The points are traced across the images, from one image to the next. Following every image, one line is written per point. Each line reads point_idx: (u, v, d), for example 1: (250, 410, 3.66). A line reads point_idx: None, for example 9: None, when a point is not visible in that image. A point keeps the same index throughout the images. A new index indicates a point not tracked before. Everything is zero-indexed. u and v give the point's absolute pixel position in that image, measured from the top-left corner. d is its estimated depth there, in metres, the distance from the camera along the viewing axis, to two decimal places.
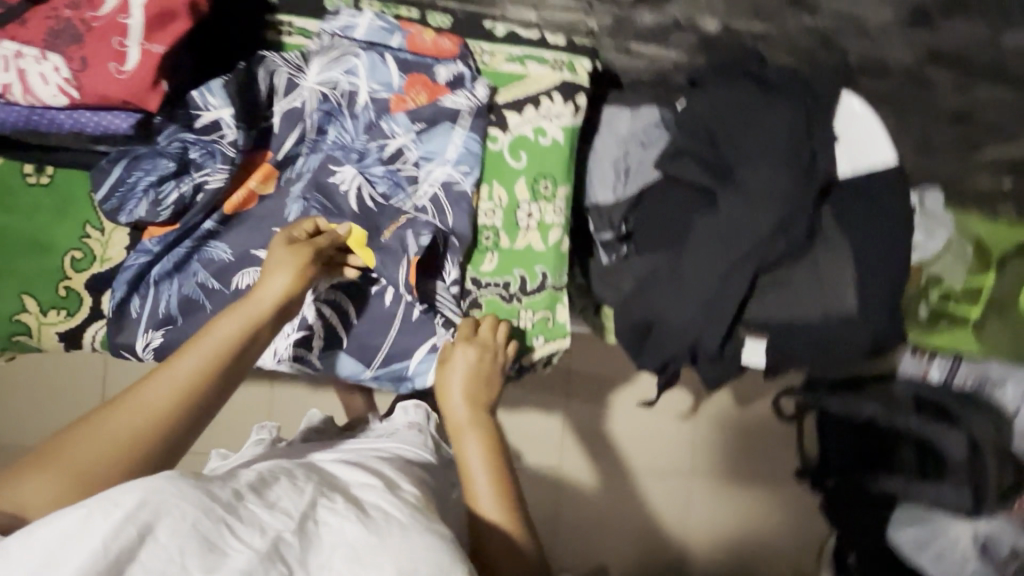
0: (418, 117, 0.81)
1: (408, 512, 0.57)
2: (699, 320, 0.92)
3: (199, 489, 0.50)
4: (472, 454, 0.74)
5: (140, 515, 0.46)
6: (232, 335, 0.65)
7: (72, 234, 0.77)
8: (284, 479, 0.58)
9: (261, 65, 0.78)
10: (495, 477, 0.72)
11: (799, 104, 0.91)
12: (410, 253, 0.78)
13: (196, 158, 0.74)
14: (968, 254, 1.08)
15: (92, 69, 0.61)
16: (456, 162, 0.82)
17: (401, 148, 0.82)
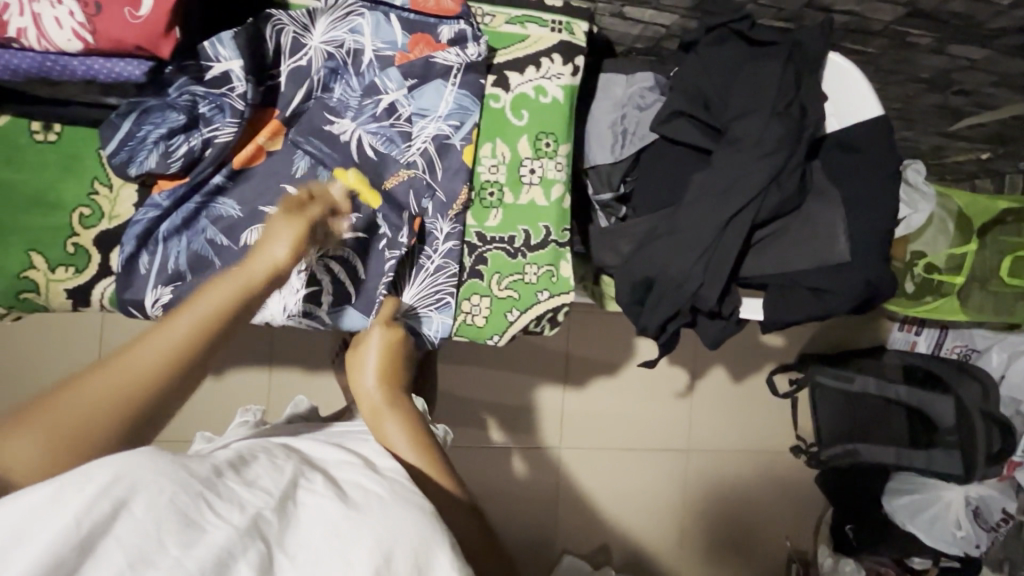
0: (409, 74, 0.83)
1: (389, 489, 0.58)
2: (700, 275, 0.94)
3: (177, 466, 0.47)
4: (392, 432, 0.79)
5: (115, 492, 0.42)
6: (222, 301, 0.61)
7: (81, 191, 0.77)
8: (262, 459, 0.56)
9: (268, 22, 0.78)
10: (420, 445, 0.78)
11: (789, 62, 0.94)
12: (412, 208, 0.84)
13: (206, 113, 0.75)
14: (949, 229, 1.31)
15: (107, 13, 0.61)
16: (448, 117, 0.84)
17: (394, 104, 0.83)
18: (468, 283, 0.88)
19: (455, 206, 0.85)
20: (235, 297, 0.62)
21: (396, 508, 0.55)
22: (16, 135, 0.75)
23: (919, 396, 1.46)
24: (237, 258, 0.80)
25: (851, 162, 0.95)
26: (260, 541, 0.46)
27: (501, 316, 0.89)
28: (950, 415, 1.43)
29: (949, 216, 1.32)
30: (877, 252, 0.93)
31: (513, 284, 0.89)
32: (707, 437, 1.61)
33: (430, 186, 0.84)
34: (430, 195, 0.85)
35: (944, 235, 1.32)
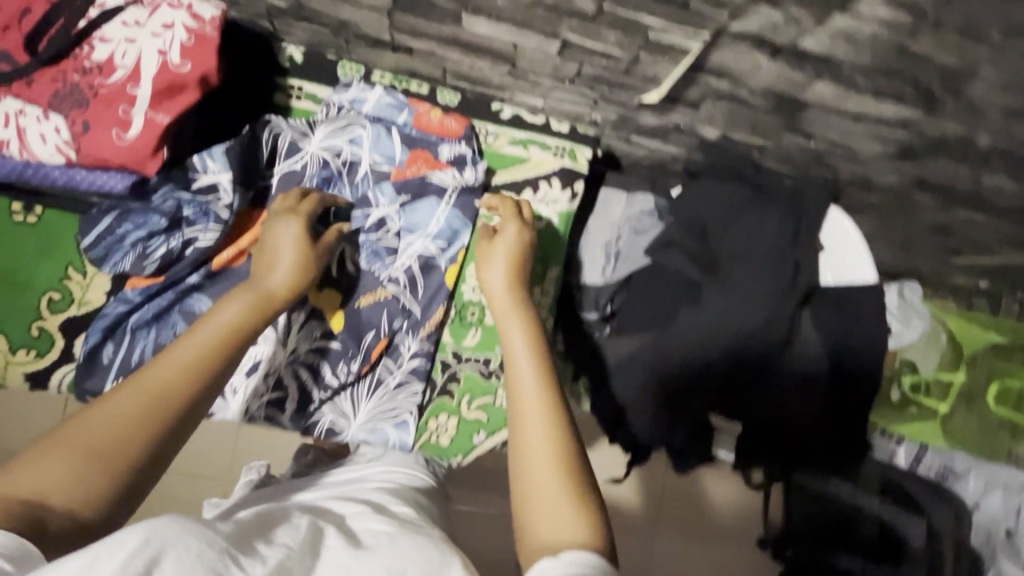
0: (403, 190, 0.82)
1: (400, 524, 0.53)
2: (671, 409, 0.97)
3: (198, 524, 0.41)
4: (516, 343, 0.62)
5: (146, 550, 0.37)
6: (239, 317, 0.56)
7: (54, 275, 0.76)
8: (277, 521, 0.50)
9: (266, 127, 0.79)
10: (543, 375, 0.59)
11: (788, 215, 0.94)
12: (378, 329, 0.82)
13: (188, 216, 0.74)
14: (941, 342, 1.18)
15: (94, 133, 0.61)
16: (435, 237, 0.83)
17: (384, 217, 0.82)
18: (438, 401, 0.85)
19: (429, 325, 0.84)
20: (251, 313, 0.57)
21: (408, 536, 0.51)
22: None
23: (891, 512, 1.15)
24: None
25: (839, 319, 0.94)
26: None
27: (467, 438, 0.85)
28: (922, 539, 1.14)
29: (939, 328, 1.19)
30: (842, 409, 0.96)
31: (485, 403, 0.86)
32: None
33: (408, 307, 0.83)
34: (402, 316, 0.83)
35: (935, 348, 1.17)
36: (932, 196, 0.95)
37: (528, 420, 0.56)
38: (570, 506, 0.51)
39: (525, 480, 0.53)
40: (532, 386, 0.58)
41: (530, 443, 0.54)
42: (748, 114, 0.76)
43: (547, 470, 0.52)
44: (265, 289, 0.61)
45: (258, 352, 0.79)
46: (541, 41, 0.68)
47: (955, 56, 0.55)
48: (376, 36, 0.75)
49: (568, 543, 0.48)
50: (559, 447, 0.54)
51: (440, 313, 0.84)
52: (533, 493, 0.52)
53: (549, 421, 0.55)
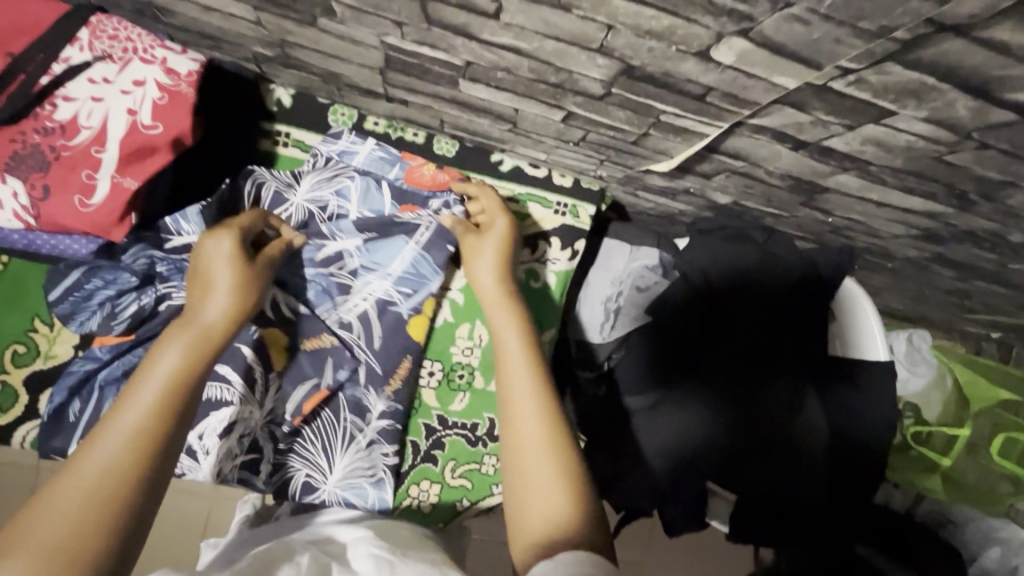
0: (367, 227, 0.75)
1: (397, 552, 0.57)
2: (670, 484, 0.90)
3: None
4: (508, 336, 0.66)
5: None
6: (183, 361, 0.52)
7: (19, 326, 0.72)
8: (284, 560, 0.54)
9: (248, 177, 0.73)
10: (533, 371, 0.63)
11: (798, 283, 0.89)
12: (321, 375, 0.75)
13: (162, 271, 0.69)
14: (948, 388, 1.15)
15: (55, 199, 0.56)
16: (397, 281, 0.76)
17: (342, 253, 0.75)
18: (421, 466, 0.81)
19: (394, 380, 0.77)
20: (193, 357, 0.52)
21: (407, 565, 0.55)
22: None
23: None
24: None
25: (849, 396, 0.89)
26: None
27: (448, 505, 0.81)
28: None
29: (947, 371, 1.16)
30: (846, 492, 0.91)
31: (469, 467, 0.82)
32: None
33: (359, 355, 0.76)
34: (354, 364, 0.76)
35: (942, 394, 1.14)
36: (954, 270, 0.90)
37: (521, 413, 0.60)
38: (562, 496, 0.54)
39: (522, 472, 0.56)
40: (523, 384, 0.61)
41: (524, 437, 0.58)
42: (764, 189, 0.71)
43: (542, 465, 0.56)
44: (201, 326, 0.55)
45: (229, 411, 0.72)
46: (545, 110, 0.63)
47: (998, 172, 0.49)
48: (367, 87, 0.70)
49: (561, 534, 0.51)
50: (552, 440, 0.57)
51: (404, 366, 0.77)
52: (528, 482, 0.55)
53: (542, 415, 0.59)
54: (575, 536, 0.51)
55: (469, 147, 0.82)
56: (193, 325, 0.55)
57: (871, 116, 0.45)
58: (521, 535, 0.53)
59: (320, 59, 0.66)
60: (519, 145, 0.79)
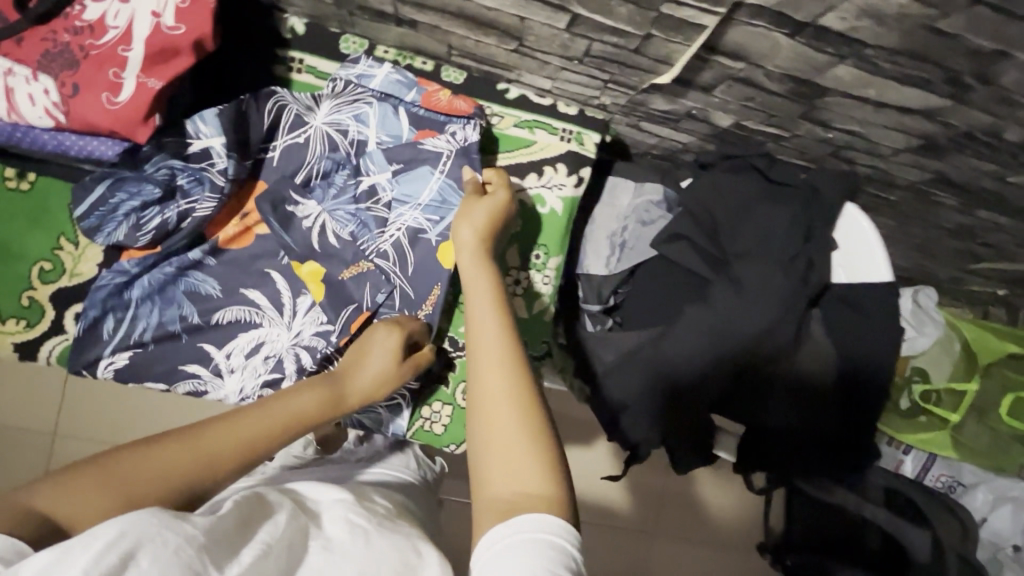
0: (395, 157, 0.78)
1: (375, 520, 0.52)
2: (679, 413, 0.94)
3: (178, 517, 0.41)
4: (477, 292, 0.64)
5: (121, 544, 0.37)
6: (314, 407, 0.62)
7: (45, 245, 0.75)
8: (258, 501, 0.49)
9: (270, 98, 0.76)
10: (503, 325, 0.60)
11: (801, 206, 0.89)
12: (359, 303, 0.76)
13: (184, 185, 0.74)
14: (954, 350, 1.15)
15: (84, 97, 0.59)
16: (427, 209, 0.77)
17: (375, 186, 0.78)
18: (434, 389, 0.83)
19: (426, 306, 0.76)
20: (318, 412, 0.62)
21: (386, 537, 0.50)
22: None
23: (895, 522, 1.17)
24: (204, 335, 0.75)
25: (854, 322, 0.88)
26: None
27: (460, 427, 0.83)
28: (926, 548, 1.16)
29: (956, 336, 1.16)
30: (853, 424, 0.92)
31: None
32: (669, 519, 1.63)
33: (393, 280, 0.76)
34: (388, 289, 0.76)
35: (948, 356, 1.15)
36: (956, 197, 0.91)
37: (486, 368, 0.57)
38: (531, 451, 0.53)
39: (488, 435, 0.54)
40: (493, 344, 0.59)
41: (490, 393, 0.56)
42: (765, 101, 0.73)
43: (510, 427, 0.54)
44: (342, 394, 0.65)
45: (260, 332, 0.76)
46: (550, 17, 0.66)
47: (990, 39, 0.53)
48: (379, 8, 0.74)
49: (527, 493, 0.51)
50: (519, 396, 0.56)
51: (434, 293, 0.76)
52: (495, 442, 0.54)
53: (510, 373, 0.57)
54: (543, 495, 0.51)
55: (477, 76, 0.85)
56: (336, 388, 0.65)
57: None
58: (485, 500, 0.52)
59: None
60: (525, 71, 0.81)
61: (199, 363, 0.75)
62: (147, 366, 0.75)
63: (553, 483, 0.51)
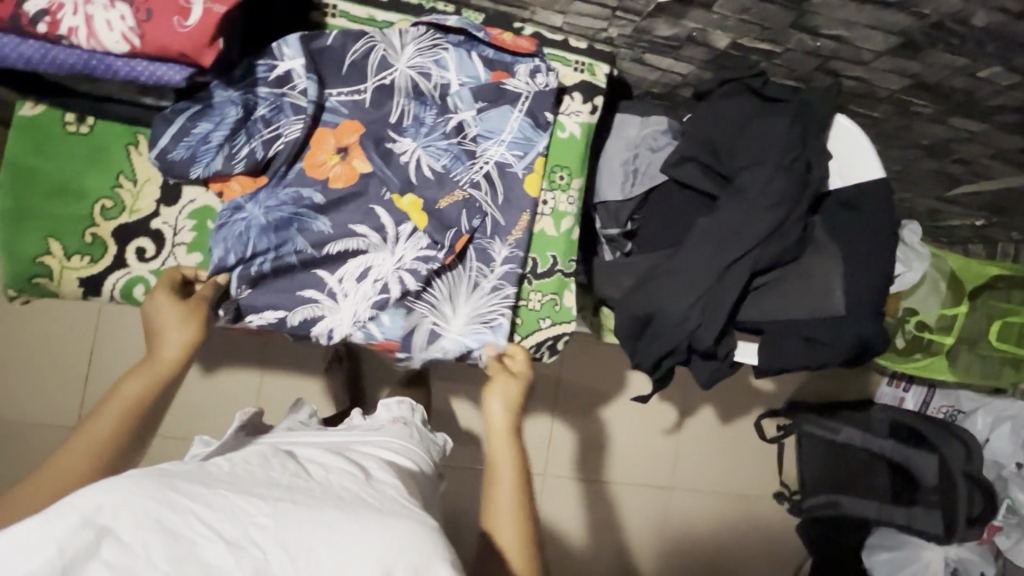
0: (480, 97, 0.87)
1: (383, 504, 0.55)
2: (699, 316, 0.97)
3: (162, 487, 0.47)
4: (503, 484, 0.78)
5: (96, 521, 0.43)
6: (141, 391, 0.69)
7: (105, 183, 0.79)
8: (259, 470, 0.55)
9: (361, 40, 0.84)
10: (519, 501, 0.77)
11: (796, 119, 0.97)
12: (460, 227, 0.85)
13: (265, 113, 0.80)
14: (941, 287, 1.40)
15: (157, 21, 0.64)
16: (511, 144, 0.87)
17: (462, 123, 0.87)
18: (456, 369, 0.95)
19: (516, 231, 0.88)
20: (150, 382, 0.70)
21: (394, 518, 0.53)
22: (49, 125, 0.78)
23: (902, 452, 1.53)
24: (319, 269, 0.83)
25: (850, 219, 0.98)
26: (252, 550, 0.46)
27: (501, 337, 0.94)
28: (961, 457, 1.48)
29: (941, 277, 1.40)
30: (866, 312, 0.96)
31: (553, 298, 0.93)
32: (685, 468, 1.68)
33: (487, 209, 0.87)
34: (483, 217, 0.87)
35: (936, 294, 1.40)
36: (932, 104, 1.00)
37: (502, 529, 0.76)
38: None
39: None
40: (509, 531, 0.75)
41: (502, 557, 0.74)
42: (757, 11, 0.82)
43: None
44: (161, 359, 0.72)
45: (367, 260, 0.83)
46: None
47: None
48: None
49: None
50: (523, 553, 0.75)
51: (522, 221, 0.88)
52: None
53: (518, 534, 0.76)
54: None
55: (494, 15, 0.92)
56: (154, 360, 0.72)
57: None
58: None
59: None
60: (540, 7, 0.90)
61: (315, 290, 0.83)
62: (267, 302, 0.82)
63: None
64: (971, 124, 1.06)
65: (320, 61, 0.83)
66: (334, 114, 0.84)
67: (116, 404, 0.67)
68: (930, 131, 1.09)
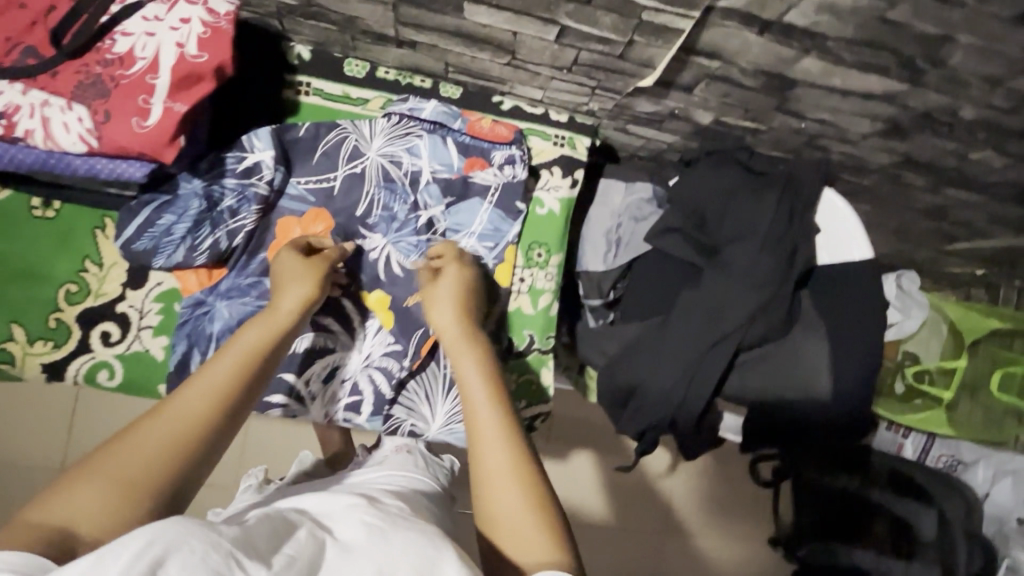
0: (449, 191, 0.86)
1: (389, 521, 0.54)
2: (682, 393, 0.94)
3: (205, 527, 0.43)
4: (468, 372, 0.69)
5: (154, 554, 0.39)
6: (257, 339, 0.64)
7: (70, 267, 0.78)
8: (273, 518, 0.51)
9: (334, 130, 0.84)
10: (493, 395, 0.67)
11: (783, 193, 0.94)
12: (426, 329, 0.83)
13: (232, 204, 0.78)
14: (942, 331, 1.22)
15: (115, 122, 0.63)
16: (481, 237, 0.86)
17: (431, 219, 0.86)
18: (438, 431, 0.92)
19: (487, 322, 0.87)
20: (263, 339, 0.65)
21: (409, 535, 0.51)
22: (16, 209, 0.77)
23: (903, 505, 1.29)
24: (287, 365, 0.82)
25: (839, 296, 0.94)
26: None
27: None
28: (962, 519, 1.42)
29: (942, 319, 1.23)
30: (852, 395, 0.93)
31: (529, 378, 0.91)
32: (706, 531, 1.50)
33: None
34: None
35: (937, 338, 1.22)
36: (925, 177, 0.97)
37: (484, 430, 0.64)
38: (542, 539, 0.56)
39: (504, 511, 0.59)
40: (488, 420, 0.65)
41: (488, 463, 0.62)
42: (741, 95, 0.79)
43: (517, 499, 0.59)
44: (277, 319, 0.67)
45: (336, 357, 0.84)
46: (541, 29, 0.71)
47: (935, 25, 0.59)
48: (380, 31, 0.79)
49: (540, 560, 0.55)
50: (517, 452, 0.62)
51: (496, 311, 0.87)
52: (507, 533, 0.58)
53: (507, 442, 0.63)
54: (552, 558, 0.55)
55: (472, 90, 0.90)
56: (271, 319, 0.67)
57: None
58: None
59: (340, 2, 0.74)
60: (518, 83, 0.87)
61: (282, 394, 0.82)
62: None
63: (563, 554, 0.56)
64: (967, 194, 1.03)
65: (292, 152, 0.83)
66: (301, 202, 0.83)
67: (223, 361, 0.61)
68: (923, 199, 1.06)
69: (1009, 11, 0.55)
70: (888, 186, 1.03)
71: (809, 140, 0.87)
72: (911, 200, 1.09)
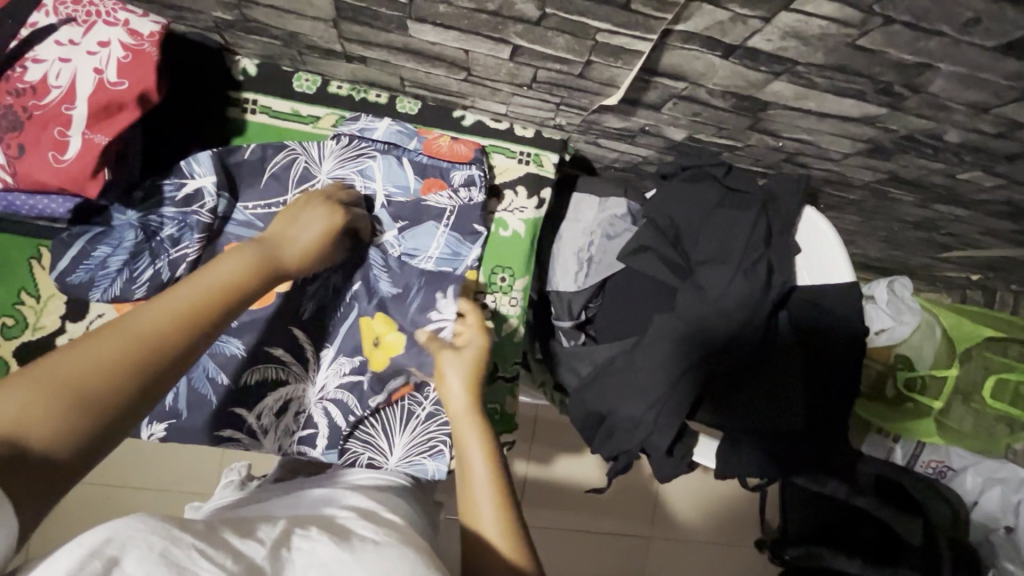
0: (401, 215, 0.82)
1: (383, 533, 0.48)
2: (650, 423, 0.88)
3: (168, 522, 0.39)
4: (472, 452, 0.64)
5: (106, 550, 0.35)
6: (242, 268, 0.52)
7: (6, 300, 0.75)
8: (257, 519, 0.46)
9: (282, 150, 0.79)
10: (495, 484, 0.61)
11: (760, 212, 0.89)
12: (404, 374, 0.80)
13: (173, 233, 0.74)
14: (936, 333, 1.10)
15: (31, 157, 0.63)
16: (438, 262, 0.82)
17: (387, 243, 0.82)
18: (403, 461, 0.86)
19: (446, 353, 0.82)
20: (252, 268, 0.53)
21: (395, 548, 0.46)
22: None
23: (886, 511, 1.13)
24: (237, 399, 0.79)
25: (819, 321, 0.90)
26: None
27: None
28: None
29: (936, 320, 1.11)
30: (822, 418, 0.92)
31: (495, 406, 0.86)
32: (692, 529, 1.48)
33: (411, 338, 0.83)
34: None
35: (930, 340, 1.10)
36: (911, 193, 0.92)
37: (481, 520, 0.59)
38: None
39: None
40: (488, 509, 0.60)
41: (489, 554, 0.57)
42: (712, 114, 0.73)
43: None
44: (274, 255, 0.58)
45: (286, 391, 0.80)
46: (493, 48, 0.66)
47: (911, 53, 0.53)
48: (326, 46, 0.73)
49: None
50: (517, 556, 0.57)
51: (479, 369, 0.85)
52: None
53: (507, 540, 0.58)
54: None
55: (432, 105, 0.85)
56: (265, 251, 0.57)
57: (781, 4, 0.50)
58: None
59: (276, 17, 0.69)
60: (478, 99, 0.82)
61: (234, 429, 0.79)
62: (183, 436, 0.79)
63: None
64: (956, 208, 0.98)
65: (237, 175, 0.78)
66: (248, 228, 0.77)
67: (208, 278, 0.49)
68: (911, 213, 1.01)
69: (992, 42, 0.50)
70: (874, 201, 0.98)
71: (787, 156, 0.82)
72: (898, 212, 1.04)
